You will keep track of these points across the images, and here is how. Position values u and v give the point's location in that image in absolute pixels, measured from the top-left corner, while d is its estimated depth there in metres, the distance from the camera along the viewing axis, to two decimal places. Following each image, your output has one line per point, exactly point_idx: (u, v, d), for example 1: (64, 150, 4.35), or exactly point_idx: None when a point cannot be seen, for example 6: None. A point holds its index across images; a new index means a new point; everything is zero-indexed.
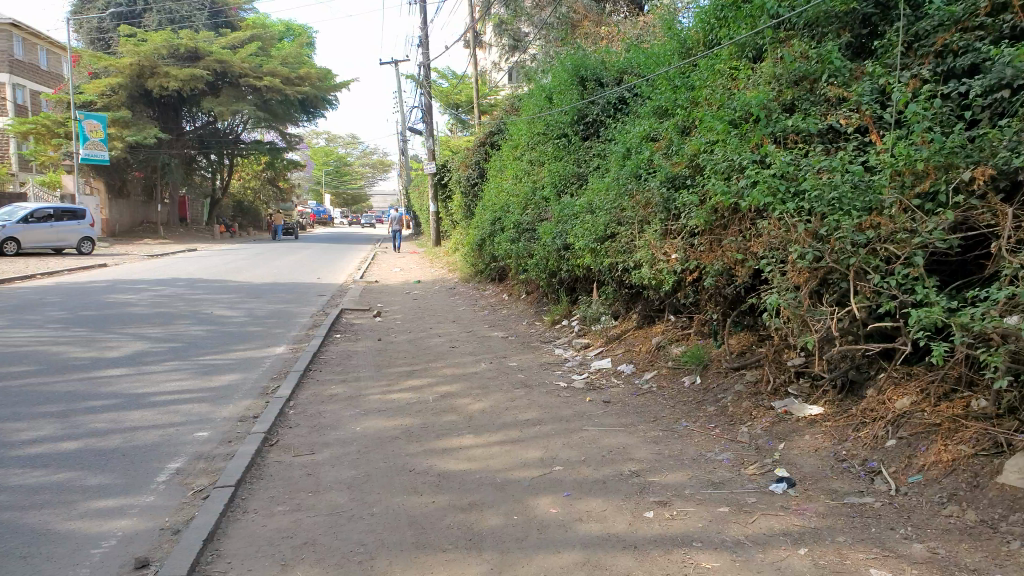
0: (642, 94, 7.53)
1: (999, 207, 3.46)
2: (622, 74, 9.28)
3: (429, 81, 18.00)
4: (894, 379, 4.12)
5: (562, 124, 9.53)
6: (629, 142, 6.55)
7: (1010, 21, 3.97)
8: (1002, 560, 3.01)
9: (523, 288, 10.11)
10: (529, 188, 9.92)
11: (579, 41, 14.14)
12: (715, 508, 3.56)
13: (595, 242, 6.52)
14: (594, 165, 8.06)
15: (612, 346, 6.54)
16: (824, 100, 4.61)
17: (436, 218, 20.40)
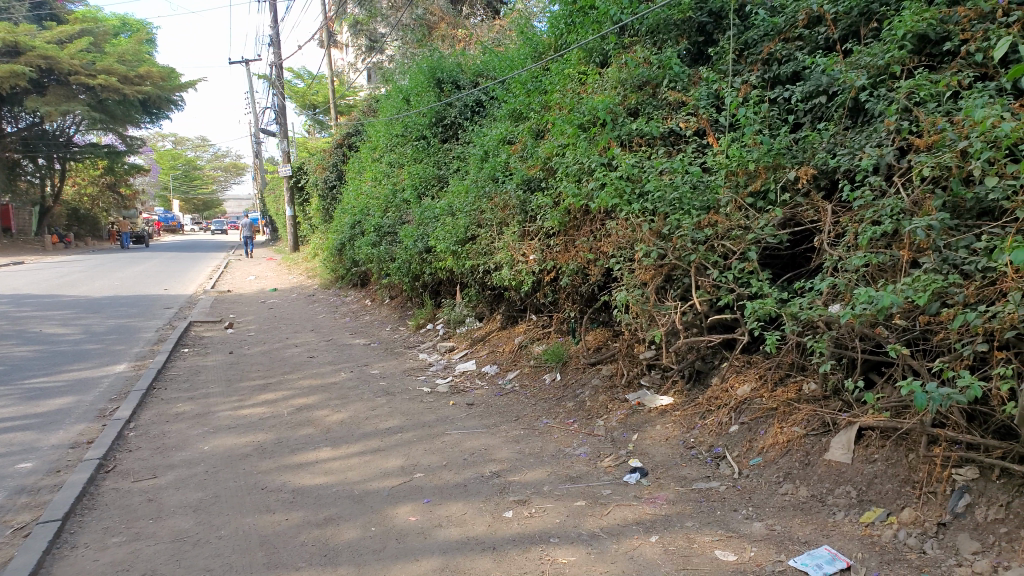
0: (499, 98, 7.78)
1: (821, 205, 3.82)
2: (477, 77, 9.88)
3: (282, 81, 17.39)
4: (735, 368, 4.49)
5: (420, 126, 9.89)
6: (488, 144, 6.75)
7: (824, 33, 4.67)
8: (828, 531, 3.34)
9: (388, 292, 10.02)
10: (390, 190, 9.87)
11: (435, 42, 14.27)
12: (572, 503, 3.68)
13: (456, 245, 6.57)
14: (454, 168, 8.29)
15: (478, 347, 6.63)
16: (666, 103, 4.92)
17: (293, 224, 19.88)
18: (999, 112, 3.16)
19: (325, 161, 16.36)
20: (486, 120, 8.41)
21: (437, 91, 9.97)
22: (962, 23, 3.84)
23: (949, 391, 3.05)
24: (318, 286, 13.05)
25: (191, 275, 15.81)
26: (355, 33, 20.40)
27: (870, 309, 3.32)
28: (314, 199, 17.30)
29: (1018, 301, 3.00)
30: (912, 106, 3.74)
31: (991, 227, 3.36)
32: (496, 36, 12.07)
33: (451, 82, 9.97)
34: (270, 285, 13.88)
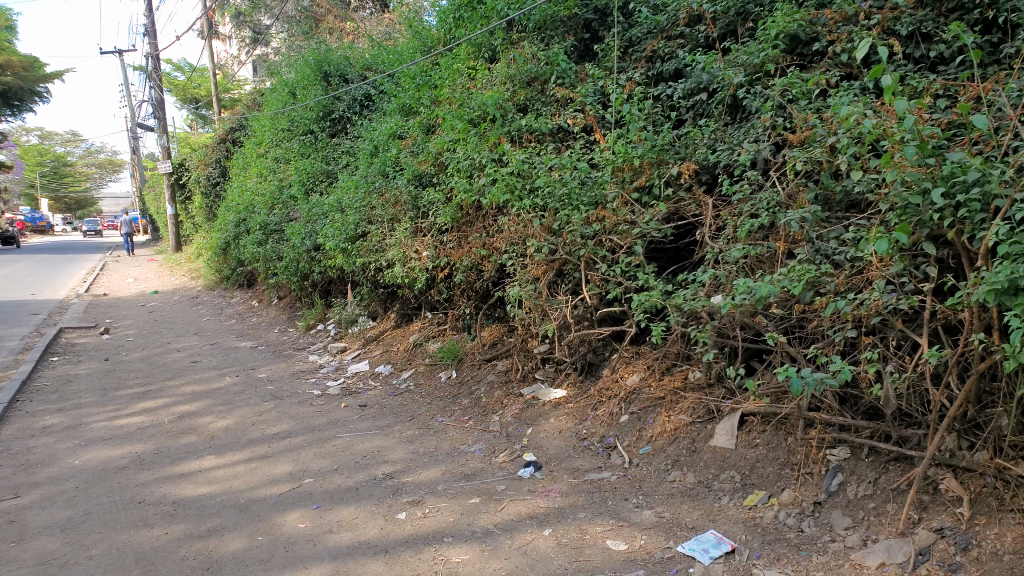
0: (387, 91, 7.73)
1: (702, 199, 3.99)
2: (366, 71, 9.92)
3: (159, 74, 16.63)
4: (626, 359, 4.60)
5: (307, 121, 9.83)
6: (378, 139, 6.73)
7: (703, 31, 4.88)
8: (714, 516, 3.46)
9: (276, 293, 9.72)
10: (276, 187, 9.63)
11: (322, 35, 14.12)
12: (466, 501, 3.69)
13: (346, 242, 6.45)
14: (344, 162, 8.25)
15: (371, 347, 6.53)
16: (554, 99, 5.03)
17: (175, 223, 19.03)
18: (861, 109, 3.33)
19: (207, 158, 15.87)
20: (377, 113, 8.40)
21: (325, 85, 10.03)
22: (829, 25, 4.10)
23: (822, 376, 3.19)
24: (203, 288, 12.50)
25: (64, 279, 14.79)
26: (237, 24, 19.73)
27: (749, 299, 3.45)
28: (197, 197, 16.58)
29: (882, 289, 3.19)
30: (786, 103, 3.92)
31: (858, 218, 3.54)
32: (387, 30, 12.01)
33: (338, 75, 10.01)
34: (152, 288, 13.23)
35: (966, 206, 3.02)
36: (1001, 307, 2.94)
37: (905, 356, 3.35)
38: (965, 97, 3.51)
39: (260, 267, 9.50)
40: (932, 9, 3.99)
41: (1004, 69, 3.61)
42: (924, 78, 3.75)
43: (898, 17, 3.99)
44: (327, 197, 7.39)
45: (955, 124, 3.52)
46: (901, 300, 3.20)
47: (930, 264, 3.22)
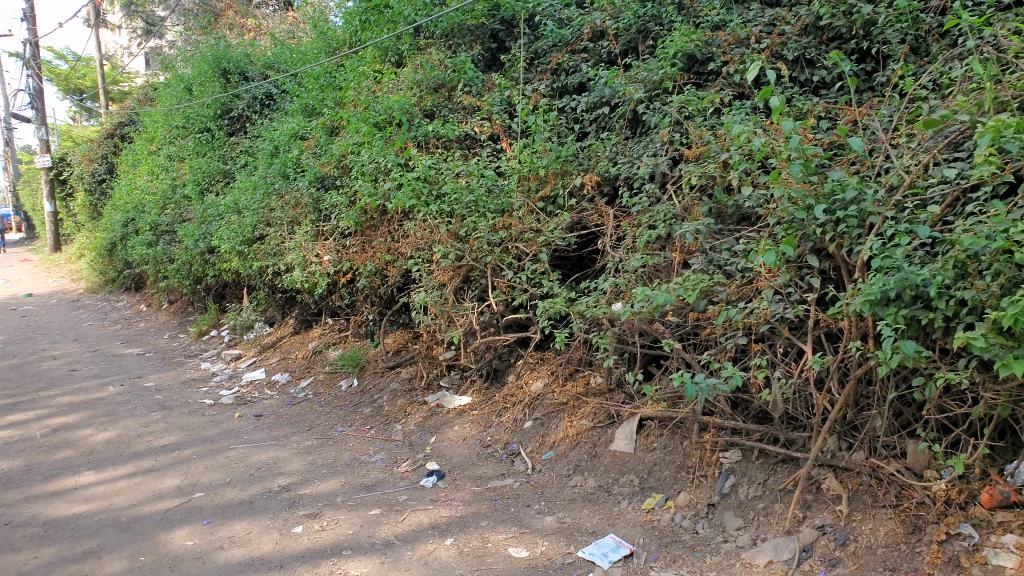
0: (289, 92, 7.56)
1: (603, 209, 4.13)
2: (267, 70, 9.75)
3: (38, 62, 15.62)
4: (530, 365, 4.64)
5: (203, 118, 9.56)
6: (278, 139, 6.56)
7: (606, 47, 5.04)
8: (614, 519, 3.53)
9: (166, 296, 9.23)
10: (168, 185, 9.19)
11: (220, 31, 13.74)
12: (366, 512, 3.60)
13: (243, 245, 6.23)
14: (243, 163, 8.02)
15: (267, 354, 6.31)
16: (462, 107, 5.08)
17: (53, 222, 17.80)
18: (751, 128, 3.52)
19: (90, 153, 14.96)
20: (279, 114, 8.22)
21: (223, 81, 9.80)
22: (722, 46, 4.34)
23: (715, 382, 3.33)
24: (83, 291, 11.72)
25: None
26: (127, 15, 18.81)
27: (647, 306, 3.57)
28: (79, 194, 15.58)
29: (770, 298, 3.37)
30: (683, 119, 4.09)
31: (749, 231, 3.72)
32: (288, 30, 11.75)
33: (238, 73, 9.89)
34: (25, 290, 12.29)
35: (844, 222, 3.25)
36: (874, 317, 3.17)
37: (791, 362, 3.53)
38: (843, 120, 3.77)
39: (149, 269, 9.01)
40: (815, 37, 4.28)
41: (877, 96, 3.90)
42: (808, 100, 4.00)
43: (785, 43, 4.25)
44: (223, 198, 7.15)
45: (835, 145, 3.76)
46: (787, 308, 3.39)
47: (813, 275, 3.42)
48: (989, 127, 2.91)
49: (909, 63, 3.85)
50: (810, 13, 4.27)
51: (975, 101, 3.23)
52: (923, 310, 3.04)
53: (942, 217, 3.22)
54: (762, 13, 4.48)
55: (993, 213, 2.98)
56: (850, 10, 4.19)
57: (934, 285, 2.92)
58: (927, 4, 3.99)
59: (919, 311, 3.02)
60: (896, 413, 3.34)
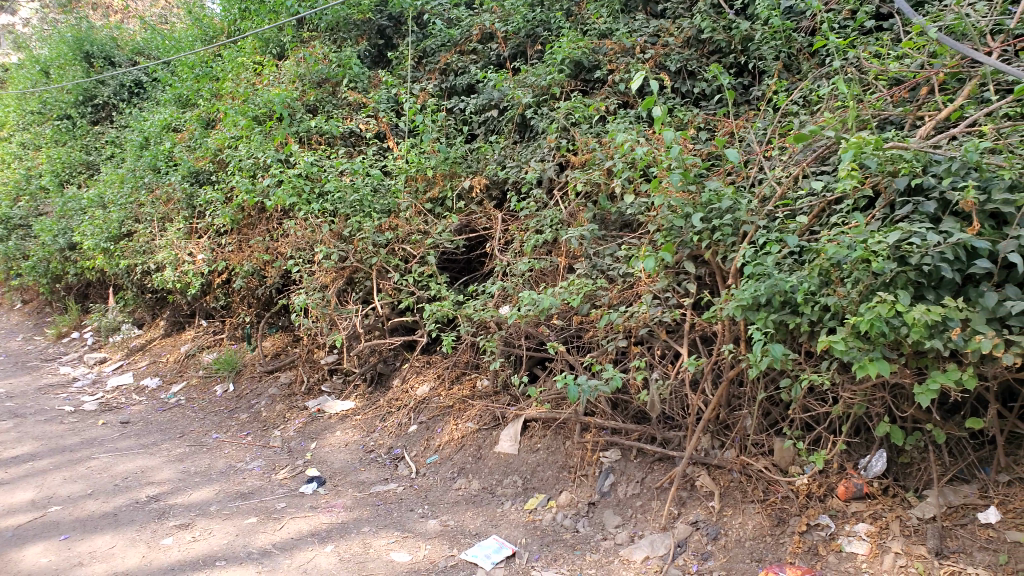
0: (161, 79, 7.24)
1: (491, 213, 4.19)
2: (136, 55, 9.36)
3: None
4: (415, 369, 4.61)
5: (63, 104, 9.02)
6: (148, 130, 6.24)
7: (495, 49, 5.06)
8: (497, 521, 3.56)
9: (20, 295, 8.60)
10: (22, 175, 8.46)
11: (83, 10, 13.02)
12: (242, 521, 3.47)
13: (108, 241, 5.89)
14: (108, 153, 7.62)
15: (135, 358, 6.00)
16: (347, 103, 5.03)
17: None
18: (634, 138, 3.60)
19: None
20: (149, 102, 7.87)
21: (86, 66, 9.38)
22: (609, 55, 4.43)
23: (596, 384, 3.40)
24: None
25: None
26: None
27: (533, 310, 3.62)
28: None
29: (649, 302, 3.48)
30: (569, 126, 4.15)
31: (630, 237, 3.82)
32: (158, 12, 11.17)
33: (102, 56, 9.43)
34: None
35: (720, 230, 3.39)
36: (746, 321, 3.33)
37: (668, 364, 3.65)
38: (721, 132, 3.91)
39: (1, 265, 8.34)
40: (696, 49, 4.42)
41: (753, 109, 4.07)
42: (689, 111, 4.13)
43: (668, 54, 4.37)
44: (86, 190, 6.74)
45: (713, 156, 3.89)
46: (665, 312, 3.50)
47: (690, 280, 3.55)
48: (852, 143, 3.09)
49: (782, 79, 4.03)
50: (692, 26, 4.42)
51: (841, 118, 3.42)
52: (791, 315, 3.21)
53: (810, 227, 3.38)
54: (647, 24, 4.61)
55: (854, 225, 3.15)
56: (729, 25, 4.37)
57: (800, 291, 3.09)
58: (799, 24, 4.20)
59: (787, 316, 3.19)
60: (765, 413, 3.52)
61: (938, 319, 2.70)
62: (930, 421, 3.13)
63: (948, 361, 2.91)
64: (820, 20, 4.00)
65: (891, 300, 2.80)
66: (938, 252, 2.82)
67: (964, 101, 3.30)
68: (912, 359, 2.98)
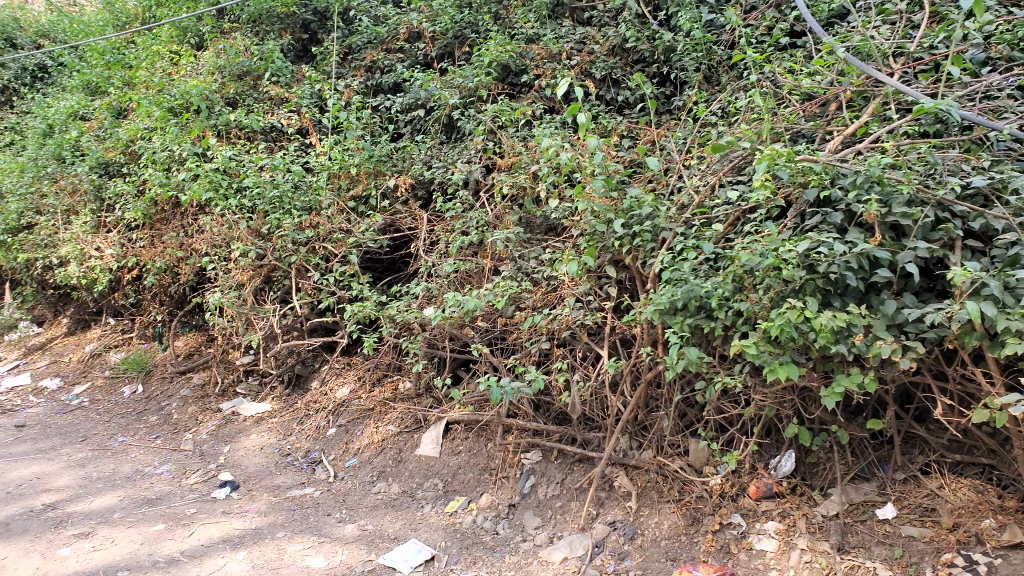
0: (69, 64, 6.92)
1: (417, 213, 4.16)
2: (41, 38, 8.94)
3: None
4: (336, 371, 4.53)
5: None
6: (53, 117, 5.95)
7: (422, 49, 5.04)
8: (416, 524, 3.52)
9: None
10: None
11: None
12: (148, 528, 3.33)
13: (6, 233, 5.58)
14: (7, 140, 7.23)
15: (33, 357, 5.69)
16: (268, 97, 4.94)
17: None
18: (559, 142, 3.64)
19: None
20: (55, 88, 7.51)
21: None
22: (536, 59, 4.48)
23: (519, 385, 3.41)
24: None
25: None
26: None
27: (458, 312, 3.61)
28: None
29: (571, 305, 3.52)
30: (495, 128, 4.17)
31: (555, 241, 3.86)
32: None
33: (4, 38, 8.95)
34: None
35: (640, 236, 3.47)
36: (663, 325, 3.41)
37: (589, 366, 3.70)
38: (644, 140, 4.01)
39: None
40: (621, 58, 4.52)
41: (674, 118, 4.18)
42: (613, 119, 4.20)
43: (593, 61, 4.48)
44: None
45: (635, 163, 3.97)
46: (587, 315, 3.56)
47: (612, 284, 3.61)
48: (766, 155, 3.21)
49: (702, 90, 4.16)
50: (617, 36, 4.52)
51: (756, 130, 3.54)
52: (706, 319, 3.31)
53: (725, 235, 3.50)
54: (573, 30, 4.69)
55: (766, 233, 3.26)
56: (653, 36, 4.48)
57: (715, 297, 3.18)
58: (719, 37, 4.34)
59: (702, 320, 3.28)
60: (681, 414, 3.61)
61: (842, 326, 2.83)
62: (835, 422, 3.28)
63: (851, 366, 3.06)
64: (738, 36, 4.15)
65: (800, 307, 2.92)
66: (843, 262, 2.96)
67: (869, 119, 3.47)
68: (819, 363, 3.11)
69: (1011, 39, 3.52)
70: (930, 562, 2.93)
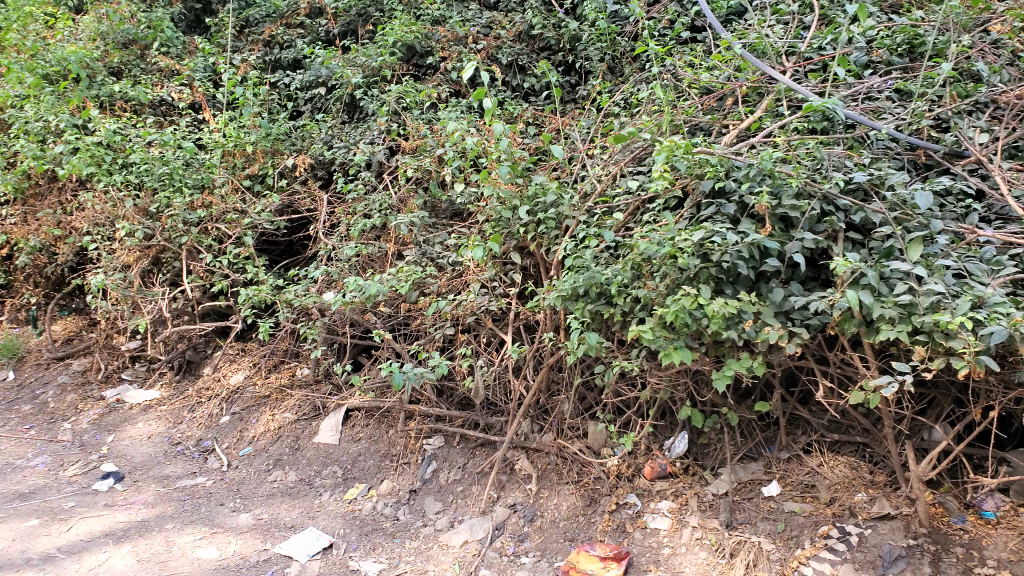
0: None
1: (317, 194, 4.09)
2: None
3: None
4: (229, 357, 4.39)
5: None
6: None
7: (324, 25, 4.91)
8: (315, 512, 3.46)
9: None
10: None
11: None
12: (21, 524, 3.13)
13: None
14: None
15: None
16: (157, 69, 4.72)
17: None
18: (464, 127, 3.61)
19: None
20: None
21: None
22: (441, 42, 4.44)
23: (422, 371, 3.36)
24: None
25: None
26: None
27: (359, 297, 3.54)
28: None
29: (476, 291, 3.51)
30: (400, 110, 4.11)
31: (460, 226, 3.85)
32: None
33: None
34: None
35: (544, 223, 3.50)
36: (566, 311, 3.48)
37: (492, 352, 3.72)
38: (548, 128, 4.05)
39: None
40: (527, 44, 4.54)
41: (578, 107, 4.23)
42: (519, 105, 4.23)
43: (500, 46, 4.46)
44: None
45: (540, 150, 4.00)
46: (491, 301, 3.56)
47: (516, 271, 3.64)
48: (665, 146, 3.27)
49: (606, 80, 4.23)
50: (524, 22, 4.55)
51: (657, 122, 3.61)
52: (606, 305, 3.38)
53: (625, 224, 3.57)
54: (480, 14, 4.67)
55: (663, 223, 3.35)
56: (559, 23, 4.52)
57: (615, 284, 3.25)
58: (623, 28, 4.41)
59: (603, 306, 3.36)
60: (581, 398, 3.69)
61: (734, 312, 2.94)
62: (725, 404, 3.43)
63: (741, 351, 3.19)
64: (641, 28, 4.24)
65: (694, 293, 3.02)
66: (736, 251, 3.06)
67: (763, 114, 3.62)
68: (712, 348, 3.23)
69: (891, 44, 3.73)
70: (809, 535, 3.10)
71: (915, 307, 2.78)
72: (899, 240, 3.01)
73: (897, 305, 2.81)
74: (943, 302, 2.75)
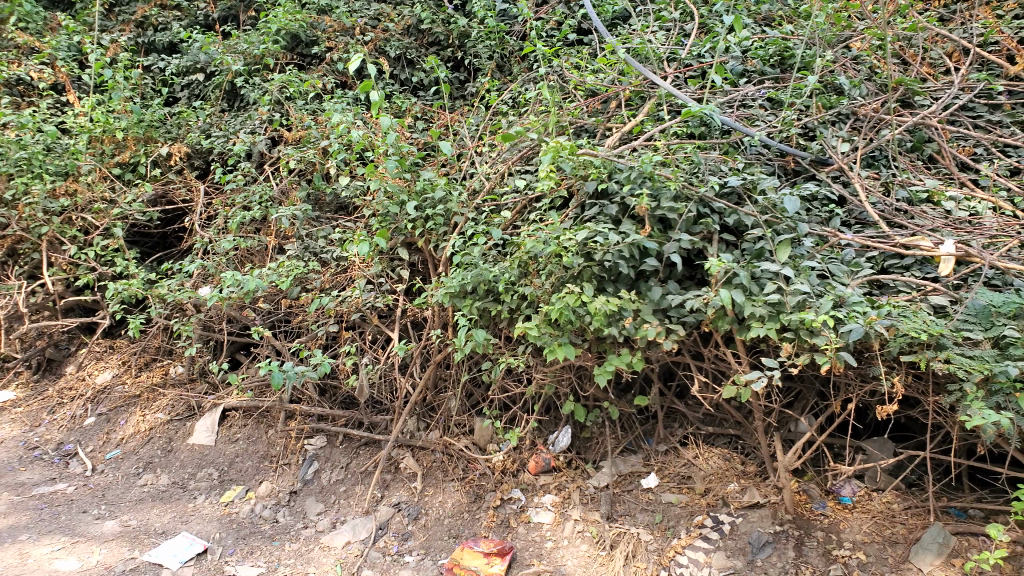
0: None
1: (192, 184, 3.95)
2: None
3: None
4: (95, 354, 4.18)
5: None
6: None
7: (202, 9, 4.76)
8: (188, 516, 3.31)
9: None
10: None
11: None
12: None
13: None
14: None
15: None
16: (13, 45, 4.39)
17: None
18: (350, 119, 3.53)
19: None
20: None
21: None
22: (327, 32, 4.37)
23: (303, 369, 3.24)
24: None
25: None
26: None
27: (237, 292, 3.41)
28: None
29: (361, 287, 3.44)
30: (283, 100, 4.00)
31: (345, 220, 3.78)
32: None
33: None
34: None
35: (432, 219, 3.47)
36: (453, 307, 3.47)
37: (378, 349, 3.66)
38: (437, 124, 4.03)
39: None
40: (416, 39, 4.53)
41: (467, 104, 4.25)
42: (407, 99, 4.21)
43: (387, 39, 4.42)
44: None
45: (428, 146, 3.99)
46: (378, 297, 3.50)
47: (403, 267, 3.60)
48: (551, 147, 3.26)
49: (495, 78, 4.27)
50: (413, 16, 4.53)
51: (544, 122, 3.62)
52: (494, 303, 3.39)
53: (513, 222, 3.59)
54: (368, 6, 4.62)
55: (549, 222, 3.39)
56: (447, 19, 4.52)
57: (502, 281, 3.26)
58: (511, 28, 4.45)
59: (490, 303, 3.37)
60: (468, 395, 3.70)
61: (615, 310, 3.00)
62: (607, 399, 3.50)
63: (622, 347, 3.26)
64: (529, 28, 4.31)
65: (578, 291, 3.06)
66: (617, 251, 3.11)
67: (644, 118, 3.71)
68: (595, 345, 3.28)
69: (764, 55, 3.94)
70: (684, 524, 3.20)
71: (782, 306, 2.91)
72: (769, 242, 3.15)
73: (766, 304, 2.93)
74: (808, 301, 2.89)
